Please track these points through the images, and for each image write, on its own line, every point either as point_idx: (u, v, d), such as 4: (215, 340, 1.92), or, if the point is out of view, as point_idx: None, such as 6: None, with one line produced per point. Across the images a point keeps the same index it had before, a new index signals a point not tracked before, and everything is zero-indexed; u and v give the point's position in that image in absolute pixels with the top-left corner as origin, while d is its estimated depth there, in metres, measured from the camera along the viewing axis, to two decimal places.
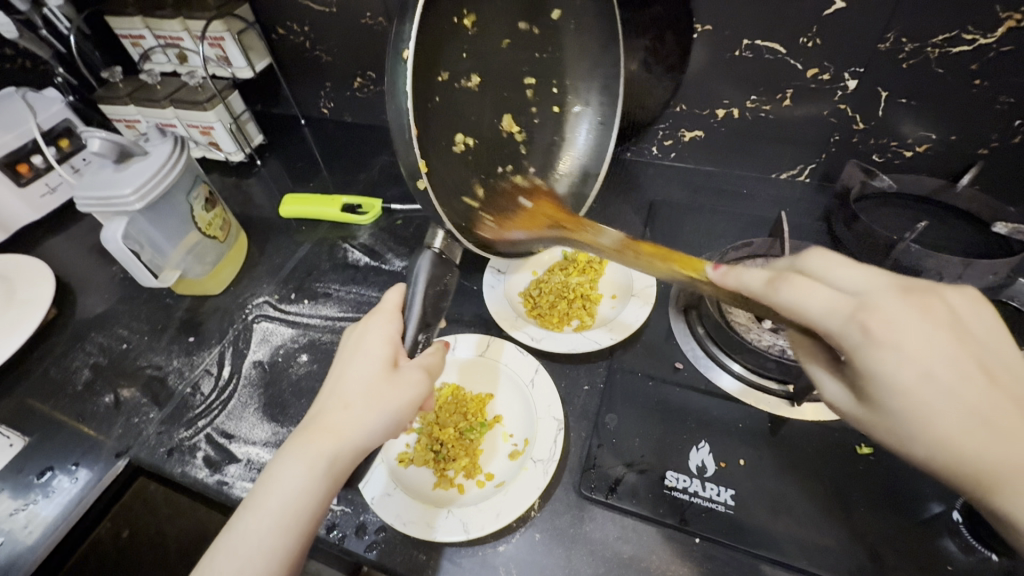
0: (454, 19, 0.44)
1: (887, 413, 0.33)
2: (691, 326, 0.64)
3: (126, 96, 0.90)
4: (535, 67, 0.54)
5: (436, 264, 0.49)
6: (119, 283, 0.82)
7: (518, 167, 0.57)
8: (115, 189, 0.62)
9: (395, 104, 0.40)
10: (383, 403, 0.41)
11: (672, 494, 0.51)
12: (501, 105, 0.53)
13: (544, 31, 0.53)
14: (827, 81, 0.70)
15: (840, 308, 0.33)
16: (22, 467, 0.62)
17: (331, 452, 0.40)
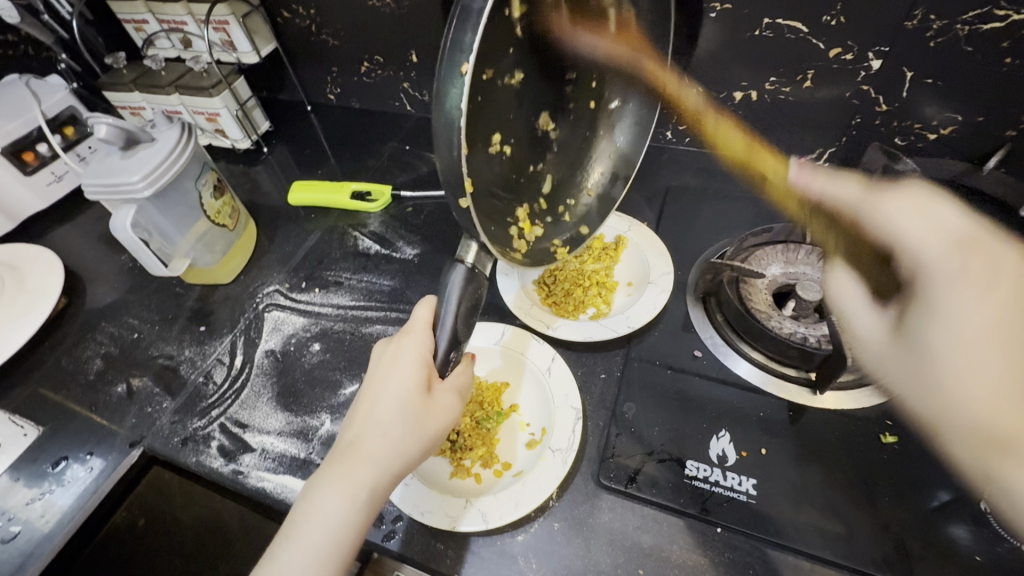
0: (505, 12, 0.40)
1: (919, 350, 0.42)
2: (710, 313, 0.63)
3: (131, 82, 0.89)
4: (574, 62, 0.52)
5: (469, 279, 0.45)
6: (128, 272, 0.82)
7: (550, 166, 0.55)
8: (124, 176, 0.61)
9: (441, 113, 0.37)
10: (423, 430, 0.43)
11: (693, 484, 0.50)
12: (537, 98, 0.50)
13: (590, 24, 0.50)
14: (849, 61, 0.68)
15: (944, 249, 0.46)
16: (38, 456, 0.62)
17: (373, 481, 0.41)
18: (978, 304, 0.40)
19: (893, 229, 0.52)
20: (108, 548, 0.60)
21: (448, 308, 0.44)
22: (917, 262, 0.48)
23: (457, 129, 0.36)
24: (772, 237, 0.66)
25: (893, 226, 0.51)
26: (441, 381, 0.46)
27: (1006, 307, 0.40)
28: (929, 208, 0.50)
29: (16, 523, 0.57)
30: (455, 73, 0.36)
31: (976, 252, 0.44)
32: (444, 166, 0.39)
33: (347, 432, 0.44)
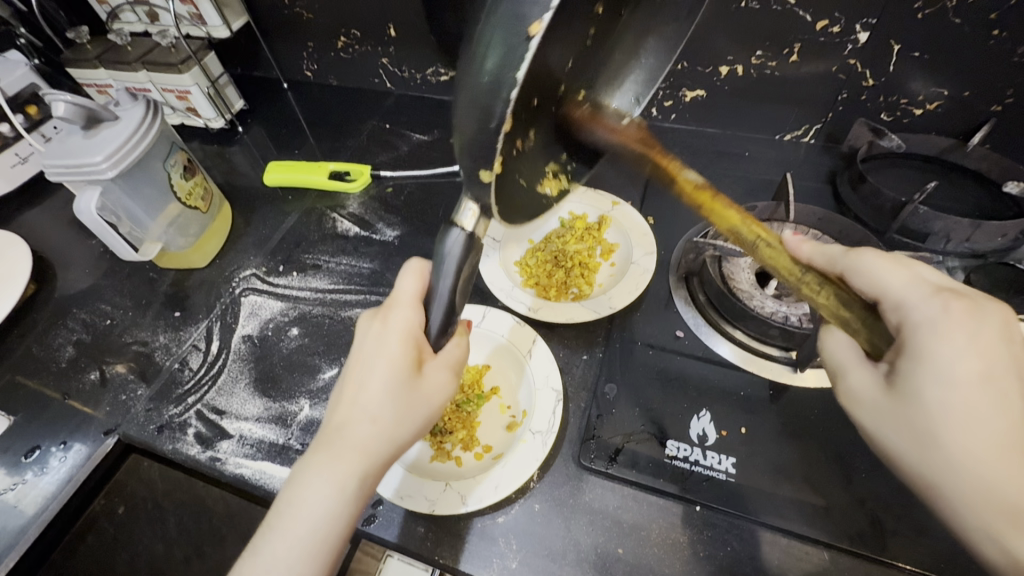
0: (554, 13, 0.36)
1: (919, 407, 0.35)
2: (692, 294, 0.62)
3: (95, 58, 0.85)
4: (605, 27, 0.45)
5: (469, 248, 0.41)
6: (101, 256, 0.79)
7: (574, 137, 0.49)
8: (86, 155, 0.59)
9: (484, 77, 0.32)
10: (414, 411, 0.42)
11: (673, 464, 0.51)
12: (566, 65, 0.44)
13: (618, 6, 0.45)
14: (836, 34, 0.66)
15: (920, 285, 0.37)
16: (9, 446, 0.60)
17: (363, 469, 0.40)
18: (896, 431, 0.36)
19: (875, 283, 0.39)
20: (88, 537, 0.59)
21: (443, 281, 0.41)
22: (899, 312, 0.37)
23: (505, 101, 0.32)
24: (756, 215, 0.65)
25: (870, 284, 0.39)
26: (434, 356, 0.45)
27: (1004, 389, 0.33)
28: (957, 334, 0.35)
29: None
30: (516, 36, 0.31)
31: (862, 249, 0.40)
32: (469, 133, 0.34)
33: (332, 416, 0.42)
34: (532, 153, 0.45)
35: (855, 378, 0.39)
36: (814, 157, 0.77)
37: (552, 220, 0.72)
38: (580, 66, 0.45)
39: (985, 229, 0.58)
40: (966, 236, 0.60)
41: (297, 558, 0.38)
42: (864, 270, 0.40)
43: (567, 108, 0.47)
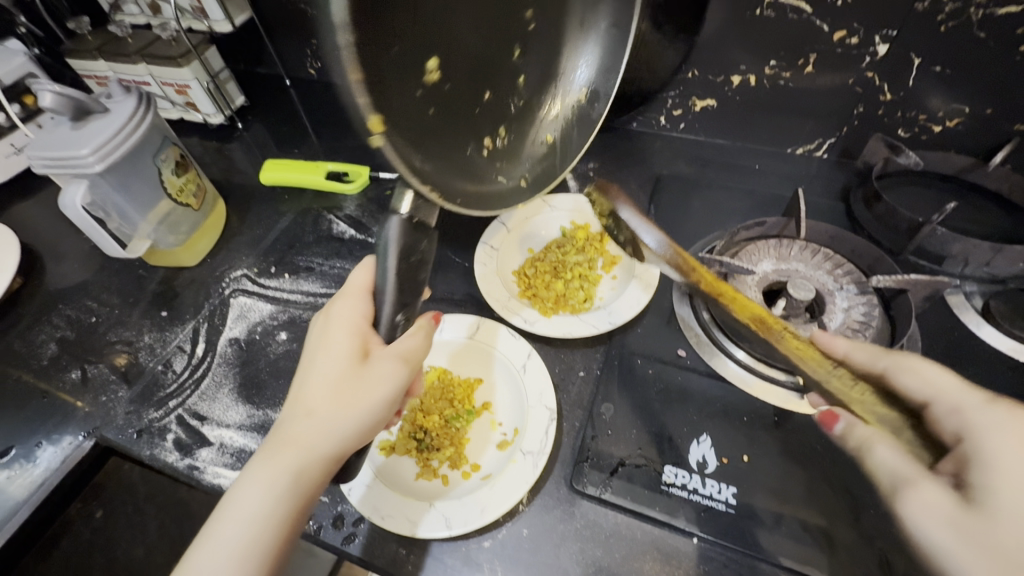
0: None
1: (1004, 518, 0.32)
2: (696, 311, 0.59)
3: (94, 49, 0.84)
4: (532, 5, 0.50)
5: (408, 231, 0.42)
6: (90, 251, 0.78)
7: (525, 118, 0.55)
8: (71, 149, 0.57)
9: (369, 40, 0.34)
10: (354, 405, 0.40)
11: (670, 492, 0.48)
12: (499, 38, 0.49)
13: None
14: (854, 46, 0.64)
15: (973, 393, 0.39)
16: None
17: (295, 465, 0.39)
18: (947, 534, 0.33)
19: (921, 386, 0.41)
20: (63, 540, 0.60)
21: (383, 267, 0.41)
22: (959, 422, 0.38)
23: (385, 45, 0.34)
24: (765, 231, 0.63)
25: (916, 383, 0.41)
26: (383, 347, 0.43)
27: None
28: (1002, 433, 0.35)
29: None
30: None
31: (903, 355, 0.43)
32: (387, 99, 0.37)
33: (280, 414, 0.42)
34: (512, 147, 0.54)
35: (887, 467, 0.37)
36: (827, 172, 0.74)
37: (553, 228, 0.69)
38: (515, 34, 0.50)
39: (1007, 254, 0.55)
40: (986, 260, 0.57)
41: (223, 558, 0.36)
42: (911, 372, 0.42)
43: (520, 91, 0.53)
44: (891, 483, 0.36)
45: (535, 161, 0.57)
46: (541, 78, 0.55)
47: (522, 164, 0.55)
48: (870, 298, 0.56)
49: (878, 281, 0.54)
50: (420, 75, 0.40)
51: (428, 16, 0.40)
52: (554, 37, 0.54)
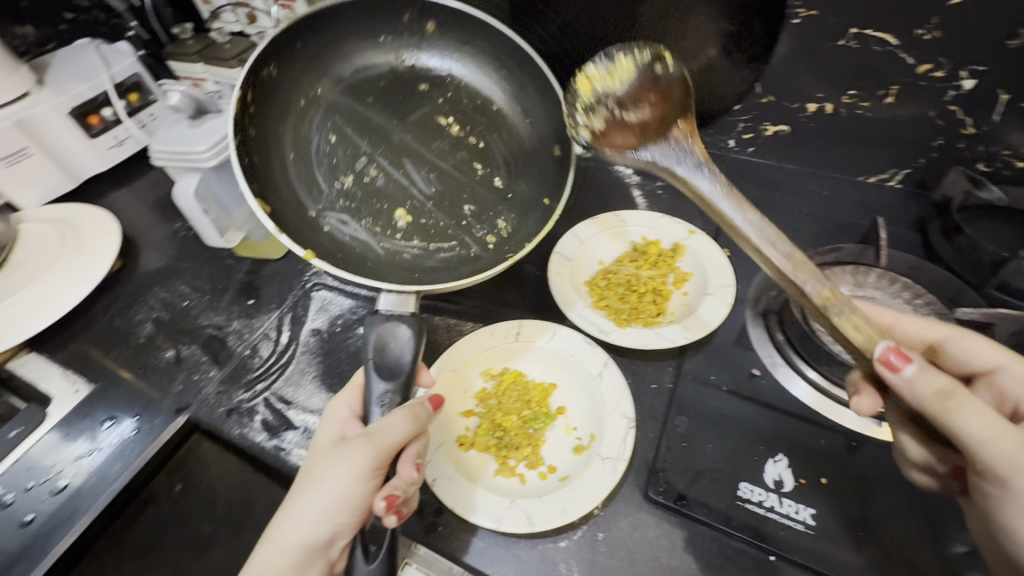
0: (339, 152, 0.64)
1: None
2: (770, 331, 0.60)
3: (195, 53, 0.90)
4: (449, 125, 0.69)
5: (385, 323, 0.49)
6: (182, 240, 0.83)
7: (516, 194, 0.65)
8: (189, 145, 0.61)
9: (308, 228, 0.59)
10: (317, 491, 0.43)
11: (747, 508, 0.48)
12: (445, 160, 0.66)
13: (453, 120, 0.69)
14: (939, 79, 0.64)
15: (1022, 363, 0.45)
16: (89, 412, 0.63)
17: (267, 554, 0.42)
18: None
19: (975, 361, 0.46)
20: (146, 512, 0.56)
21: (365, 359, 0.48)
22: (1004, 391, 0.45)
23: (293, 214, 0.58)
24: (840, 257, 0.64)
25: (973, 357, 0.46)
26: None
27: None
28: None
29: (64, 477, 0.58)
30: (297, 202, 0.60)
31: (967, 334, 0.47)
32: (346, 252, 0.58)
33: None
34: (514, 230, 0.62)
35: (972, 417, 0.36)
36: (899, 203, 0.75)
37: (622, 243, 0.71)
38: (460, 153, 0.67)
39: None
40: None
41: None
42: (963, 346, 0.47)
43: (498, 182, 0.65)
44: (1004, 450, 0.36)
45: (525, 217, 0.63)
46: (516, 174, 0.66)
47: (528, 220, 0.62)
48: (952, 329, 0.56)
49: (961, 312, 0.56)
50: (393, 229, 0.61)
51: (344, 190, 0.62)
52: (494, 135, 0.69)
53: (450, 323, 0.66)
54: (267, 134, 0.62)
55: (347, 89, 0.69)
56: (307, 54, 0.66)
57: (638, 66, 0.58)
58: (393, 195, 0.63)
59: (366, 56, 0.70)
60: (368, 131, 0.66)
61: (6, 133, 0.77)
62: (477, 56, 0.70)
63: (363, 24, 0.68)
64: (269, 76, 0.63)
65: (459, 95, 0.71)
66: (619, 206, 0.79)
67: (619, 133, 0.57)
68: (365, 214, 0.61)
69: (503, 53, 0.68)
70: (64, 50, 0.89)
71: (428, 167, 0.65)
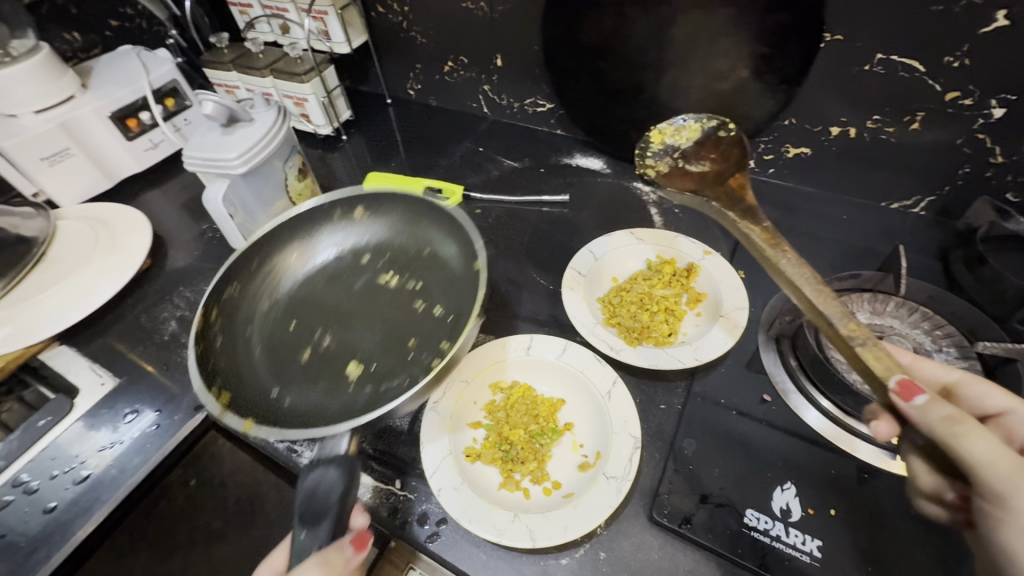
0: (292, 328, 0.62)
1: None
2: (783, 357, 0.59)
3: (229, 62, 0.94)
4: (390, 276, 0.67)
5: (329, 464, 0.44)
6: (208, 241, 0.86)
7: (452, 315, 0.60)
8: (221, 153, 0.64)
9: (273, 411, 0.53)
10: None
11: (752, 535, 0.48)
12: (390, 315, 0.63)
13: (391, 268, 0.67)
14: (968, 107, 0.63)
15: None
16: (113, 405, 0.65)
17: None
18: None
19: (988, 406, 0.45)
20: (162, 502, 0.65)
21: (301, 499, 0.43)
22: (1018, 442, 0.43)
23: (249, 404, 0.52)
24: (858, 284, 0.63)
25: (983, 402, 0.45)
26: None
27: None
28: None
29: (87, 467, 0.60)
30: (255, 390, 0.54)
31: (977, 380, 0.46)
32: (302, 420, 0.52)
33: None
34: (451, 341, 0.57)
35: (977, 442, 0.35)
36: (922, 230, 0.73)
37: (637, 261, 0.71)
38: (404, 299, 0.64)
39: None
40: None
41: None
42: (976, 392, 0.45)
43: (437, 318, 0.61)
44: (1005, 473, 0.34)
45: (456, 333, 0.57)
46: (450, 295, 0.62)
47: (460, 328, 0.57)
48: (972, 363, 0.54)
49: (982, 346, 0.54)
50: (349, 385, 0.57)
51: (297, 369, 0.58)
52: (429, 268, 0.66)
53: None
54: (232, 343, 0.58)
55: (297, 282, 0.67)
56: (261, 272, 0.65)
57: (705, 130, 0.72)
58: (341, 368, 0.58)
59: (311, 242, 0.69)
60: (317, 303, 0.65)
61: (50, 134, 0.80)
62: (400, 214, 0.69)
63: (306, 214, 0.68)
64: (231, 295, 0.62)
65: (391, 240, 0.69)
66: (635, 223, 0.79)
67: (680, 178, 0.70)
68: (324, 388, 0.57)
69: (419, 209, 0.68)
70: (107, 55, 0.93)
71: (375, 329, 0.62)
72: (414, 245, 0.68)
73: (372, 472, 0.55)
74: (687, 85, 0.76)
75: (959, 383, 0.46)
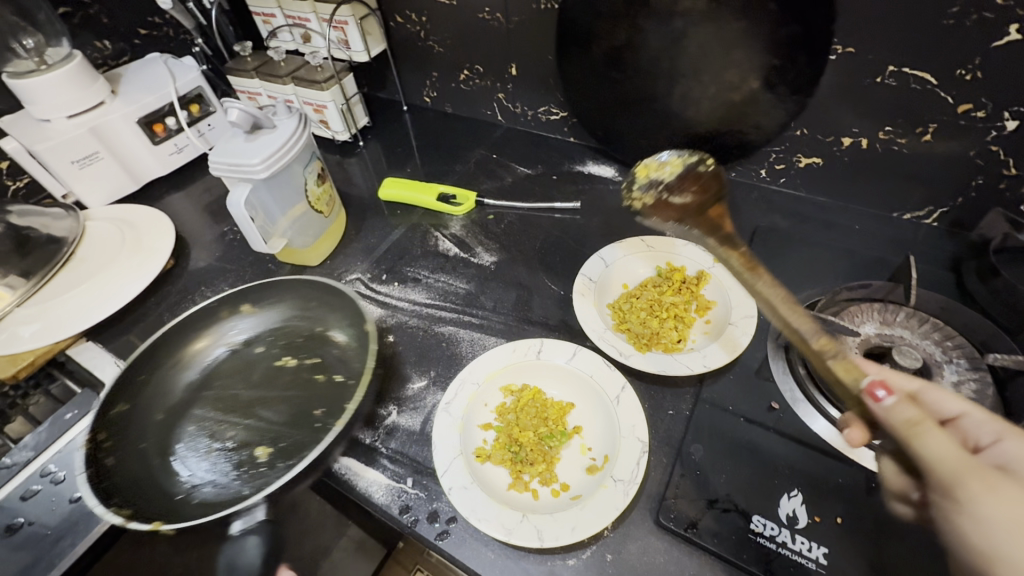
0: (194, 427, 0.61)
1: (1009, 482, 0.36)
2: (792, 365, 0.60)
3: (252, 70, 0.97)
4: (292, 359, 0.67)
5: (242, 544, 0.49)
6: (229, 242, 0.89)
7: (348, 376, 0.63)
8: (245, 158, 0.66)
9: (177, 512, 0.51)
10: None
11: (758, 541, 0.48)
12: (293, 395, 0.63)
13: (293, 351, 0.68)
14: (980, 119, 0.63)
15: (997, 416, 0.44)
16: None
17: None
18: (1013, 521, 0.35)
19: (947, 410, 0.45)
20: None
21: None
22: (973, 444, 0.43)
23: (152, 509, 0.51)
24: (869, 294, 0.63)
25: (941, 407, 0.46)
26: None
27: None
28: (1013, 441, 0.42)
29: None
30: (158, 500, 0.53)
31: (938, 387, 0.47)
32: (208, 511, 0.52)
33: None
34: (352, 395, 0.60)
35: (931, 442, 0.38)
36: (935, 241, 0.73)
37: (647, 268, 0.72)
38: (304, 376, 0.65)
39: None
40: None
41: None
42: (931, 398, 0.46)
43: (336, 390, 0.62)
44: (954, 471, 0.37)
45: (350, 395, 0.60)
46: (344, 359, 0.65)
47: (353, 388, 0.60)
48: (982, 375, 0.54)
49: (993, 358, 0.55)
50: (259, 465, 0.57)
51: (195, 469, 0.57)
52: (326, 341, 0.67)
53: (474, 337, 0.68)
54: (129, 458, 0.56)
55: (191, 382, 0.65)
56: (153, 383, 0.63)
57: (687, 165, 0.71)
58: (239, 457, 0.58)
59: (204, 340, 0.68)
60: (224, 398, 0.64)
61: (81, 138, 0.84)
62: (290, 298, 0.70)
63: (198, 315, 0.68)
64: (120, 414, 0.59)
65: (294, 320, 0.70)
66: (646, 230, 0.80)
67: (663, 211, 0.66)
68: (230, 475, 0.56)
69: (308, 292, 0.70)
70: (137, 63, 0.97)
71: (273, 411, 0.62)
72: (310, 324, 0.69)
73: (385, 470, 0.56)
74: (700, 95, 0.75)
75: (922, 391, 0.46)
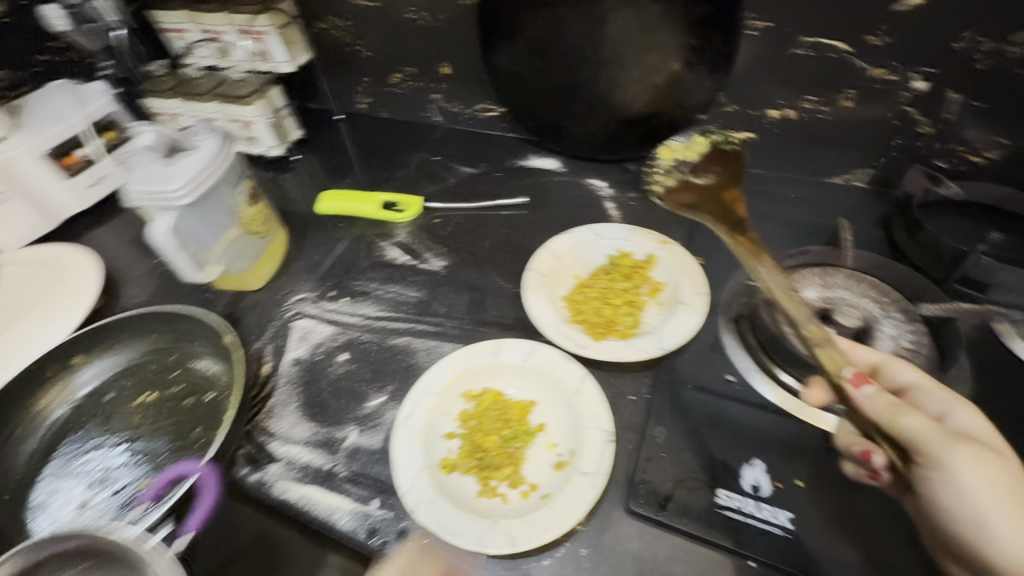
0: (46, 481, 0.59)
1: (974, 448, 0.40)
2: (742, 336, 0.61)
3: (170, 90, 0.92)
4: (145, 392, 0.66)
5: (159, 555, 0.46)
6: (161, 274, 0.83)
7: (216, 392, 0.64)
8: (162, 185, 0.62)
9: None
10: None
11: (726, 515, 0.49)
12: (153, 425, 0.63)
13: (147, 383, 0.67)
14: (892, 82, 0.66)
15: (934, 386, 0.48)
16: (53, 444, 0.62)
17: None
18: (1002, 484, 0.40)
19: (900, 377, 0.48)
20: None
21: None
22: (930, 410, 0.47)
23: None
24: (808, 260, 0.65)
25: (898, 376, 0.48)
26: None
27: None
28: (958, 409, 0.45)
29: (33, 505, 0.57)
30: None
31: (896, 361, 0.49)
32: None
33: None
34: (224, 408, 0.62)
35: (911, 423, 0.41)
36: (865, 203, 0.76)
37: (598, 256, 0.72)
38: (166, 403, 0.65)
39: None
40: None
41: None
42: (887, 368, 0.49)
43: (200, 411, 0.63)
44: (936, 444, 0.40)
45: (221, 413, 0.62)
46: (206, 378, 0.66)
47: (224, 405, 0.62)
48: (916, 326, 0.57)
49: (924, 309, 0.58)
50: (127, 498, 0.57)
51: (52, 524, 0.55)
52: (184, 367, 0.68)
53: (429, 346, 0.66)
54: None
55: (41, 442, 0.62)
56: None
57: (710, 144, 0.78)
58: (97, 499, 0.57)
59: (43, 401, 0.65)
60: (77, 445, 0.62)
61: None
62: (138, 336, 0.70)
63: (37, 373, 0.65)
64: None
65: (148, 354, 0.69)
66: (594, 219, 0.80)
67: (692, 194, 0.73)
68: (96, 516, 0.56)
69: (150, 325, 0.70)
70: (38, 92, 0.90)
71: (143, 446, 0.61)
72: (160, 357, 0.69)
73: (347, 494, 0.54)
74: (625, 80, 0.76)
75: (884, 363, 0.49)
